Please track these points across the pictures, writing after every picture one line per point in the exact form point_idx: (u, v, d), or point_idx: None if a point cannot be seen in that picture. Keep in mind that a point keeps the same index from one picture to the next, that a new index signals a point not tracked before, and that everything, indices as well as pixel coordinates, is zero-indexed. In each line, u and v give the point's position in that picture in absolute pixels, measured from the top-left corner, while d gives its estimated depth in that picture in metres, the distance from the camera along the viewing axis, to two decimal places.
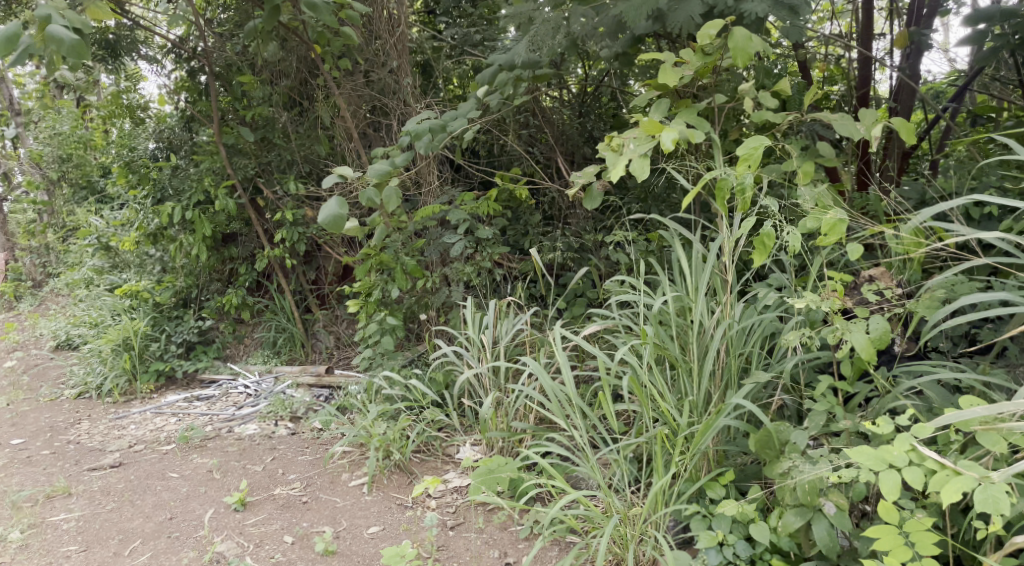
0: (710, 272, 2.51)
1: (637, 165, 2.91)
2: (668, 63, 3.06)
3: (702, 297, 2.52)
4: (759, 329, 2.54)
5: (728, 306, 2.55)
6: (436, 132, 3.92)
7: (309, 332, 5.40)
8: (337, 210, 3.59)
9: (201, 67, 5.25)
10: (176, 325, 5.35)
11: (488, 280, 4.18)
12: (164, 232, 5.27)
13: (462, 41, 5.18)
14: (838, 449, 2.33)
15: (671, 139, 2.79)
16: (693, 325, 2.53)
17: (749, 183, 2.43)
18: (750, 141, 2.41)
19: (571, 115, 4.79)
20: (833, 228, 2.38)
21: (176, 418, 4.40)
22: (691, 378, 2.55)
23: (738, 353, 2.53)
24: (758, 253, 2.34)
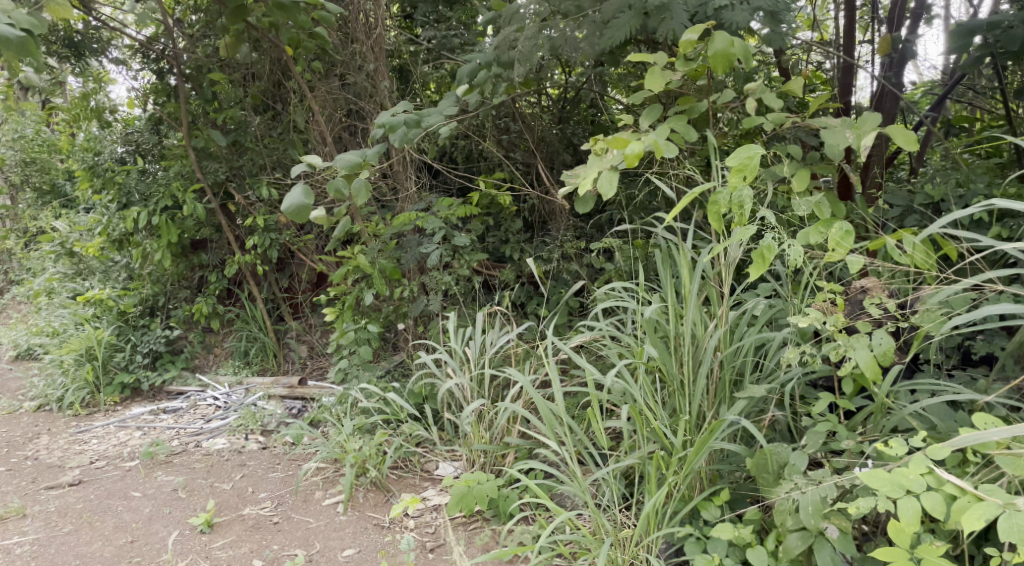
0: (704, 283, 2.42)
1: (605, 180, 2.80)
2: (657, 66, 2.98)
3: (695, 310, 2.42)
4: (753, 342, 2.46)
5: (722, 319, 2.45)
6: (411, 126, 3.78)
7: (281, 342, 5.25)
8: (302, 198, 3.43)
9: (169, 68, 5.08)
10: (142, 335, 5.16)
11: (468, 289, 4.06)
12: (130, 238, 5.09)
13: (440, 44, 5.04)
14: (840, 469, 2.25)
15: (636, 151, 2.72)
16: (687, 339, 2.43)
17: (748, 195, 2.34)
18: (743, 150, 2.32)
19: (550, 121, 4.70)
20: (840, 241, 2.30)
21: (140, 432, 4.22)
22: (683, 393, 2.46)
23: (732, 368, 2.44)
24: (757, 267, 2.24)
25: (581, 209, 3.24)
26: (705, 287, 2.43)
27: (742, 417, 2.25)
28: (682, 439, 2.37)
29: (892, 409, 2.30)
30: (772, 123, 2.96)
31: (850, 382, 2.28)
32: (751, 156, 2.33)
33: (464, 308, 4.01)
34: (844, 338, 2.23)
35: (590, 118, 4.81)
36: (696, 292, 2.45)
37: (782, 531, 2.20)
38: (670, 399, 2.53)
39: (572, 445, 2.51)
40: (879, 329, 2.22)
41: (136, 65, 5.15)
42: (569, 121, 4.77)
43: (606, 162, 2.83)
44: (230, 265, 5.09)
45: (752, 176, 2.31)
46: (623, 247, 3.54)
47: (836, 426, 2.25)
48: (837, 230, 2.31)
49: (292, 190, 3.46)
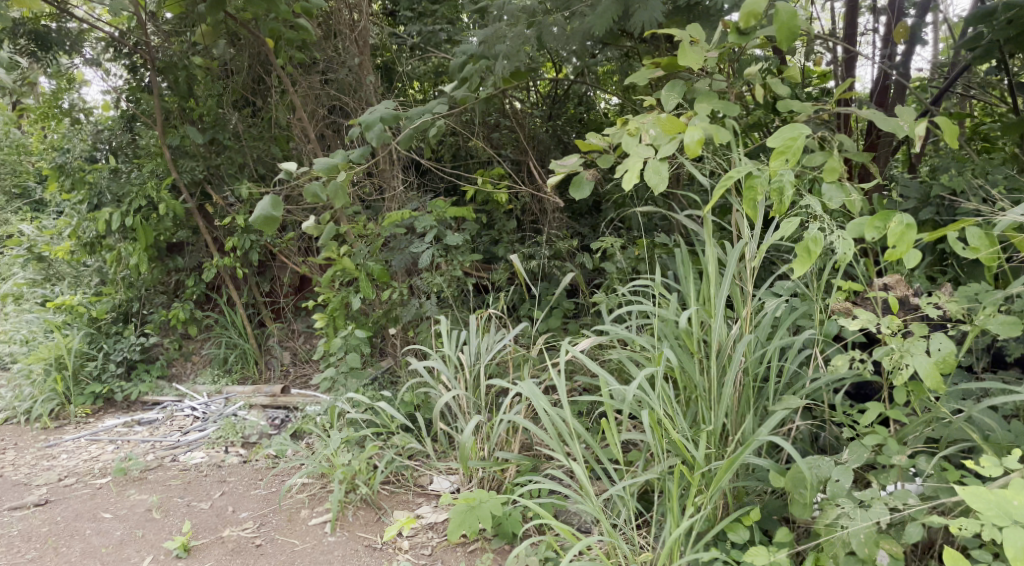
0: (728, 284, 2.27)
1: (652, 171, 2.57)
2: (688, 43, 2.74)
3: (720, 313, 2.26)
4: (779, 346, 2.30)
5: (748, 321, 2.29)
6: (388, 123, 3.48)
7: (262, 349, 5.03)
8: (270, 209, 3.21)
9: (143, 62, 4.84)
10: (115, 343, 4.92)
11: (461, 292, 3.88)
12: (102, 241, 4.86)
13: (425, 39, 4.92)
14: (886, 485, 2.11)
15: (694, 139, 2.49)
16: (711, 343, 2.26)
17: (788, 177, 2.26)
18: (788, 130, 2.18)
19: (539, 118, 4.54)
20: (901, 234, 2.08)
21: (113, 446, 3.99)
22: (707, 403, 2.29)
23: (755, 375, 2.30)
24: (800, 262, 2.11)
25: (579, 194, 2.93)
26: (730, 289, 2.28)
27: (776, 431, 2.08)
28: (706, 454, 2.20)
29: (943, 417, 2.15)
30: (804, 111, 2.74)
31: (901, 390, 2.15)
32: (793, 142, 2.18)
33: (458, 310, 3.82)
34: (895, 340, 2.09)
35: (578, 117, 4.66)
36: (720, 294, 2.30)
37: (825, 555, 2.05)
38: (690, 411, 2.36)
39: (585, 460, 2.33)
40: (937, 332, 2.08)
41: (108, 60, 4.91)
42: (559, 118, 4.63)
43: (650, 152, 2.60)
44: (208, 268, 4.86)
45: (794, 160, 2.17)
46: (626, 246, 3.38)
47: (888, 438, 2.10)
48: (893, 224, 2.11)
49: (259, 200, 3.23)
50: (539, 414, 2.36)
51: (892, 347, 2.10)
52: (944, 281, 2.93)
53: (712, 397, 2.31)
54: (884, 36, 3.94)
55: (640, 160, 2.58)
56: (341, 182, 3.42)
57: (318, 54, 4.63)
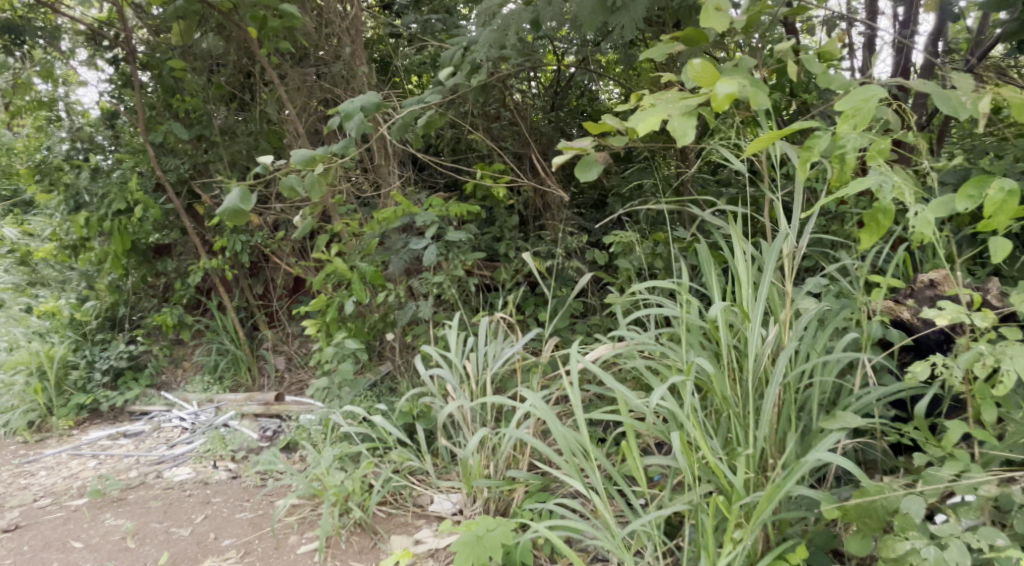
0: (766, 288, 2.06)
1: (677, 126, 2.35)
2: (712, 5, 2.51)
3: (758, 320, 2.05)
4: (821, 355, 2.10)
5: (789, 325, 2.10)
6: (372, 112, 3.24)
7: (255, 355, 4.78)
8: (241, 203, 2.99)
9: (124, 56, 4.61)
10: (101, 350, 4.68)
11: (465, 293, 3.64)
12: (86, 244, 4.62)
13: (422, 28, 4.67)
14: (966, 516, 1.86)
15: (727, 89, 2.23)
16: (748, 352, 2.06)
17: (853, 145, 2.02)
18: (860, 92, 1.95)
19: (541, 108, 4.28)
20: (998, 206, 1.91)
21: (95, 461, 3.75)
22: (741, 421, 2.08)
23: (797, 389, 2.09)
24: (870, 232, 2.02)
25: (586, 177, 2.67)
26: (767, 294, 2.08)
27: (833, 454, 1.87)
28: (742, 479, 1.98)
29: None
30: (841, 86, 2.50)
31: (991, 407, 1.89)
32: (865, 104, 1.96)
33: (461, 313, 3.58)
34: (984, 344, 1.87)
35: (582, 108, 4.40)
36: (758, 297, 2.11)
37: None
38: (719, 428, 2.16)
39: (602, 487, 2.10)
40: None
41: (88, 55, 4.67)
42: (562, 109, 4.36)
43: (675, 108, 2.38)
44: (196, 271, 4.62)
45: (862, 126, 1.95)
46: (642, 243, 3.15)
47: (971, 465, 1.85)
48: (991, 191, 1.93)
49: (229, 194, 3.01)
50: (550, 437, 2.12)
51: (979, 352, 1.88)
52: (989, 276, 2.67)
53: (746, 413, 2.10)
54: (904, 24, 3.63)
55: (662, 113, 2.35)
56: (320, 175, 3.19)
57: (303, 43, 4.34)
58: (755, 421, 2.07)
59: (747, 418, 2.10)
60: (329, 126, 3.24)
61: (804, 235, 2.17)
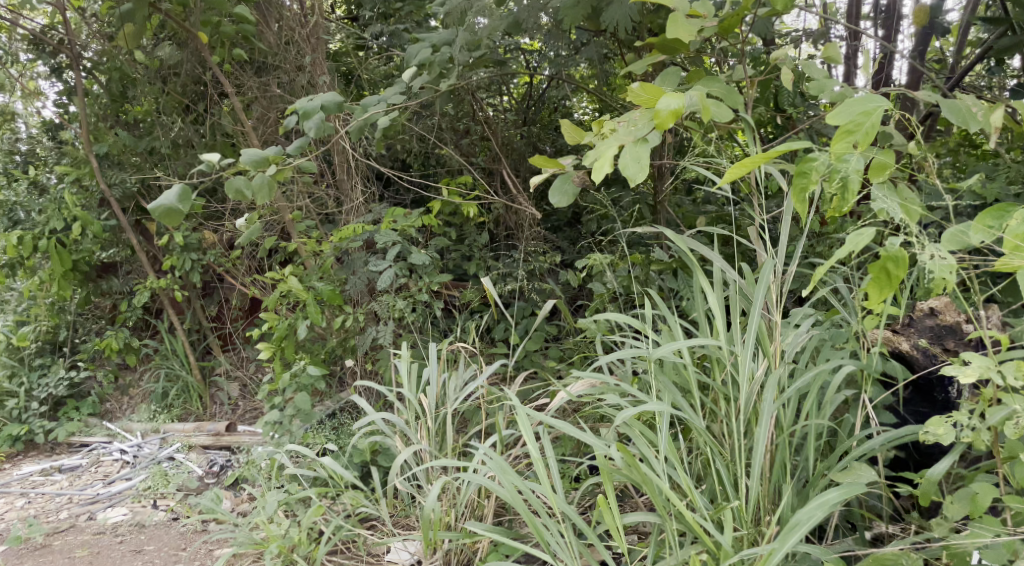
0: (755, 320, 1.87)
1: (630, 155, 2.06)
2: (681, 12, 2.30)
3: (746, 357, 1.86)
4: (815, 394, 1.90)
5: (779, 360, 1.89)
6: (332, 112, 2.99)
7: (207, 382, 4.47)
8: (176, 201, 2.69)
9: (68, 62, 4.32)
10: (39, 377, 4.37)
11: (426, 316, 3.40)
12: (25, 262, 4.31)
13: (389, 39, 4.44)
14: None
15: (670, 111, 1.92)
16: (736, 392, 1.85)
17: (856, 166, 1.73)
18: (858, 103, 1.68)
19: (512, 123, 4.04)
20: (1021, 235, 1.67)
21: (24, 500, 3.45)
22: (728, 469, 1.87)
23: (790, 433, 1.89)
24: (878, 287, 1.65)
25: (556, 200, 2.43)
26: (754, 327, 1.89)
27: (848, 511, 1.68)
28: (731, 538, 1.77)
29: None
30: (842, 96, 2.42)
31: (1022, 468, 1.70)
32: (865, 118, 1.67)
33: (424, 339, 3.34)
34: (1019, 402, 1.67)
35: (553, 123, 4.22)
36: (747, 329, 1.89)
37: None
38: (704, 477, 1.95)
39: (573, 544, 1.87)
40: None
41: (30, 60, 4.35)
42: (534, 125, 4.16)
43: (628, 134, 2.10)
44: (143, 292, 4.33)
45: (866, 142, 1.67)
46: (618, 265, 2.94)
47: (1002, 534, 1.67)
48: (1014, 221, 1.69)
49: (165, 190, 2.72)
50: (510, 490, 1.89)
51: (1014, 410, 1.68)
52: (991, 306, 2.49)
53: (734, 458, 1.89)
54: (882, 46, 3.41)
55: (616, 143, 2.07)
56: (271, 177, 2.92)
57: (261, 50, 4.08)
58: (744, 469, 1.87)
59: (734, 465, 1.89)
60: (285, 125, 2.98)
61: (794, 262, 1.98)
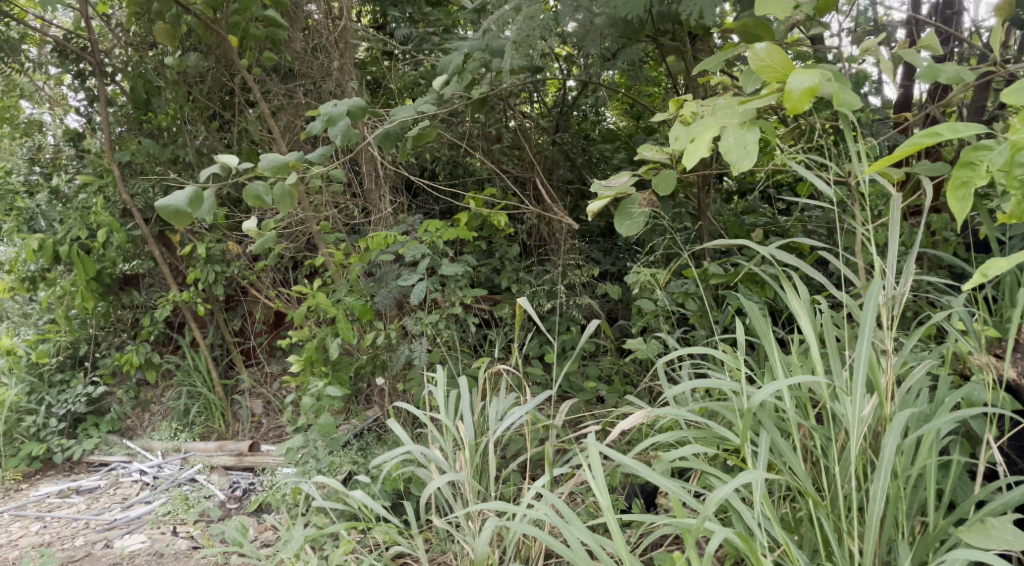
0: (867, 358, 1.74)
1: (737, 142, 1.95)
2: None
3: (858, 398, 1.73)
4: (933, 440, 1.77)
5: (894, 405, 1.76)
6: (359, 119, 2.83)
7: (230, 399, 4.31)
8: (186, 204, 2.56)
9: (92, 70, 4.19)
10: (59, 394, 4.23)
11: (460, 333, 3.22)
12: (46, 274, 4.18)
13: (419, 44, 4.26)
14: None
15: (801, 84, 1.79)
16: (848, 442, 1.72)
17: None
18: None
19: (544, 130, 3.83)
20: None
21: (40, 524, 3.30)
22: (835, 523, 1.77)
23: (904, 481, 1.78)
24: None
25: (626, 227, 2.39)
26: (867, 367, 1.75)
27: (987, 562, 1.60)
28: None
29: None
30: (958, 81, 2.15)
31: None
32: None
33: (457, 358, 3.16)
34: None
35: (584, 131, 4.02)
36: (861, 371, 1.75)
37: None
38: (805, 528, 1.85)
39: None
40: None
41: (52, 67, 4.21)
42: (566, 132, 3.94)
43: (730, 118, 2.01)
44: (165, 306, 4.17)
45: None
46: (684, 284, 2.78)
47: None
48: None
49: (176, 193, 2.60)
50: (569, 547, 1.73)
51: None
52: None
53: (842, 510, 1.78)
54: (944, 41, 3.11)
55: (717, 125, 1.97)
56: (289, 185, 2.80)
57: (286, 53, 3.90)
58: (853, 522, 1.77)
59: (842, 517, 1.79)
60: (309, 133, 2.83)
61: (911, 288, 1.83)
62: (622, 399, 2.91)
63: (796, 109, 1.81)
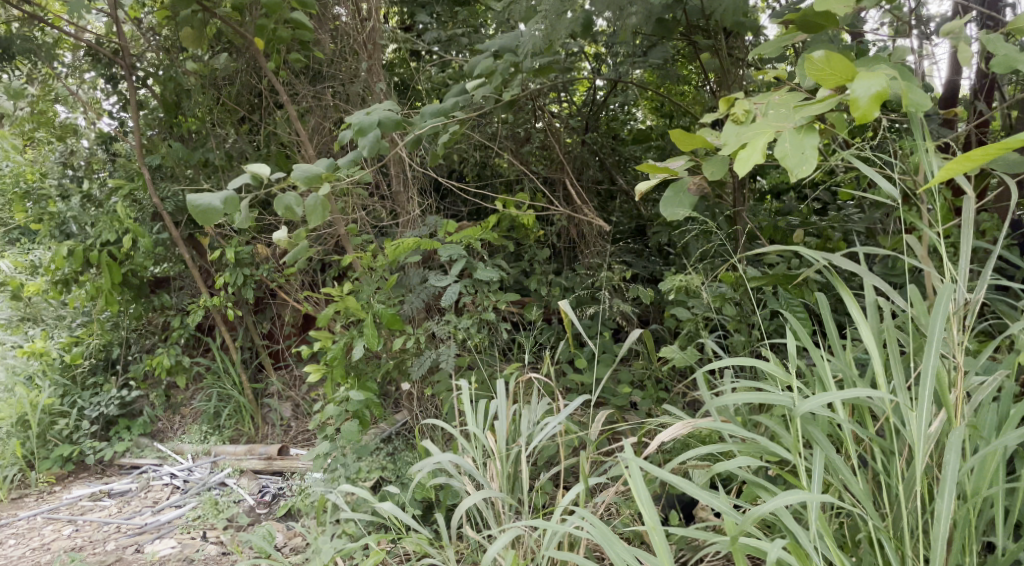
0: (934, 372, 1.73)
1: (792, 146, 1.88)
2: None
3: (924, 413, 1.71)
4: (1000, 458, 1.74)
5: (962, 420, 1.73)
6: (391, 127, 2.80)
7: (259, 402, 4.29)
8: (216, 204, 2.58)
9: (122, 73, 4.20)
10: (91, 396, 4.25)
11: (490, 338, 3.18)
12: (79, 277, 4.20)
13: (447, 44, 4.21)
14: None
15: (865, 92, 1.76)
16: (915, 458, 1.69)
17: None
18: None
19: (573, 129, 3.74)
20: None
21: (72, 528, 3.31)
22: (896, 543, 1.75)
23: (970, 500, 1.74)
24: None
25: (672, 211, 2.22)
26: (933, 381, 1.72)
27: None
28: None
29: None
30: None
31: None
32: None
33: (487, 363, 3.11)
34: None
35: (613, 131, 3.95)
36: (929, 386, 1.72)
37: None
38: (863, 547, 1.82)
39: None
40: None
41: (83, 70, 4.23)
42: (595, 132, 3.86)
43: (785, 122, 1.92)
44: (194, 309, 4.18)
45: None
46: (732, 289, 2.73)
47: None
48: None
49: (206, 193, 2.63)
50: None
51: None
52: None
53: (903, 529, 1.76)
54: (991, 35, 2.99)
55: (772, 129, 1.89)
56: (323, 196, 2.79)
57: (314, 54, 3.87)
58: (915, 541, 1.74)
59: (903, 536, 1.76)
60: (341, 140, 2.83)
61: (982, 297, 1.79)
62: (656, 406, 2.84)
63: (862, 118, 1.78)
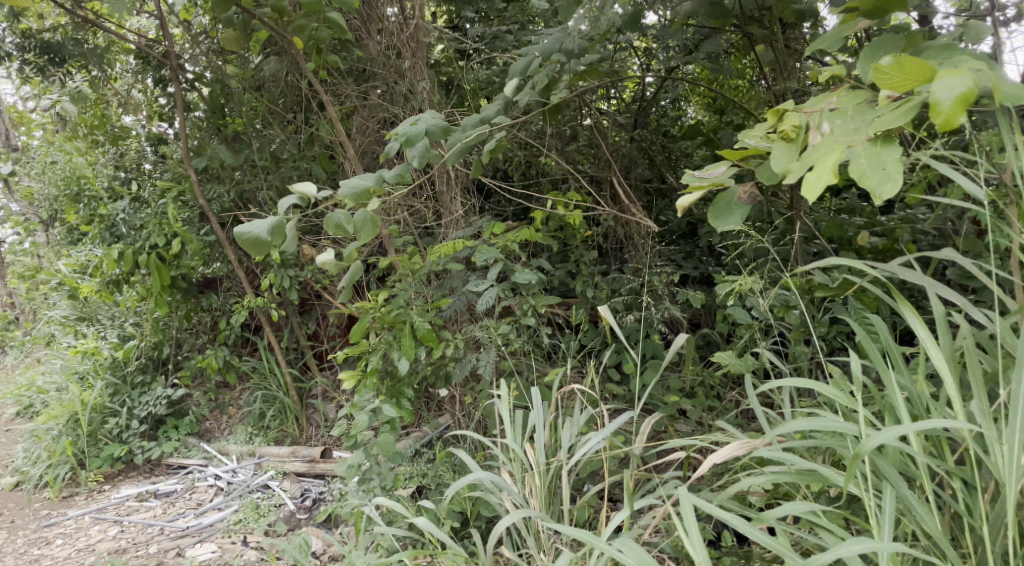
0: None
1: (869, 162, 1.75)
2: None
3: (1016, 450, 1.65)
4: None
5: None
6: (436, 136, 2.70)
7: (304, 403, 4.29)
8: (266, 233, 2.51)
9: (169, 75, 4.20)
10: (140, 396, 4.28)
11: (534, 343, 3.09)
12: (128, 278, 4.24)
13: (492, 41, 4.12)
14: None
15: (949, 93, 1.65)
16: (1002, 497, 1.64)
17: None
18: None
19: (620, 126, 3.64)
20: None
21: (117, 529, 3.33)
22: None
23: None
24: None
25: (722, 223, 2.06)
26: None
27: None
28: None
29: None
30: None
31: None
32: None
33: (531, 369, 3.03)
34: None
35: (661, 127, 3.84)
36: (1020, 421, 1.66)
37: None
38: None
39: None
40: None
41: (131, 72, 4.25)
42: (644, 129, 3.75)
43: (854, 136, 1.80)
44: (240, 310, 4.18)
45: None
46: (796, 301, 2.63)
47: None
48: None
49: (256, 221, 2.55)
50: None
51: None
52: None
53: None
54: None
55: (843, 146, 1.77)
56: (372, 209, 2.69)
57: (357, 54, 3.82)
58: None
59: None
60: (388, 152, 2.73)
61: None
62: (707, 416, 2.73)
63: (949, 123, 1.65)
